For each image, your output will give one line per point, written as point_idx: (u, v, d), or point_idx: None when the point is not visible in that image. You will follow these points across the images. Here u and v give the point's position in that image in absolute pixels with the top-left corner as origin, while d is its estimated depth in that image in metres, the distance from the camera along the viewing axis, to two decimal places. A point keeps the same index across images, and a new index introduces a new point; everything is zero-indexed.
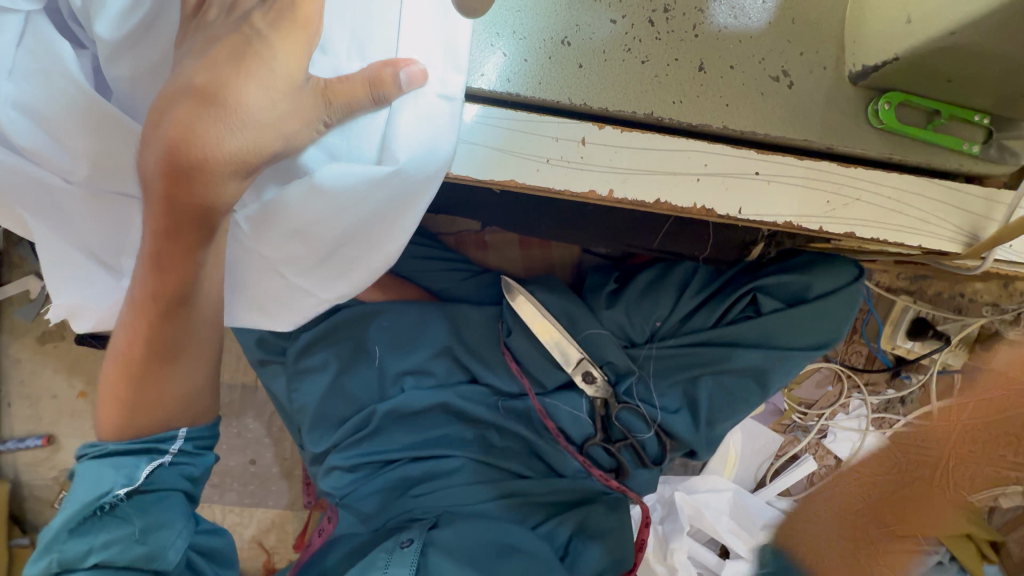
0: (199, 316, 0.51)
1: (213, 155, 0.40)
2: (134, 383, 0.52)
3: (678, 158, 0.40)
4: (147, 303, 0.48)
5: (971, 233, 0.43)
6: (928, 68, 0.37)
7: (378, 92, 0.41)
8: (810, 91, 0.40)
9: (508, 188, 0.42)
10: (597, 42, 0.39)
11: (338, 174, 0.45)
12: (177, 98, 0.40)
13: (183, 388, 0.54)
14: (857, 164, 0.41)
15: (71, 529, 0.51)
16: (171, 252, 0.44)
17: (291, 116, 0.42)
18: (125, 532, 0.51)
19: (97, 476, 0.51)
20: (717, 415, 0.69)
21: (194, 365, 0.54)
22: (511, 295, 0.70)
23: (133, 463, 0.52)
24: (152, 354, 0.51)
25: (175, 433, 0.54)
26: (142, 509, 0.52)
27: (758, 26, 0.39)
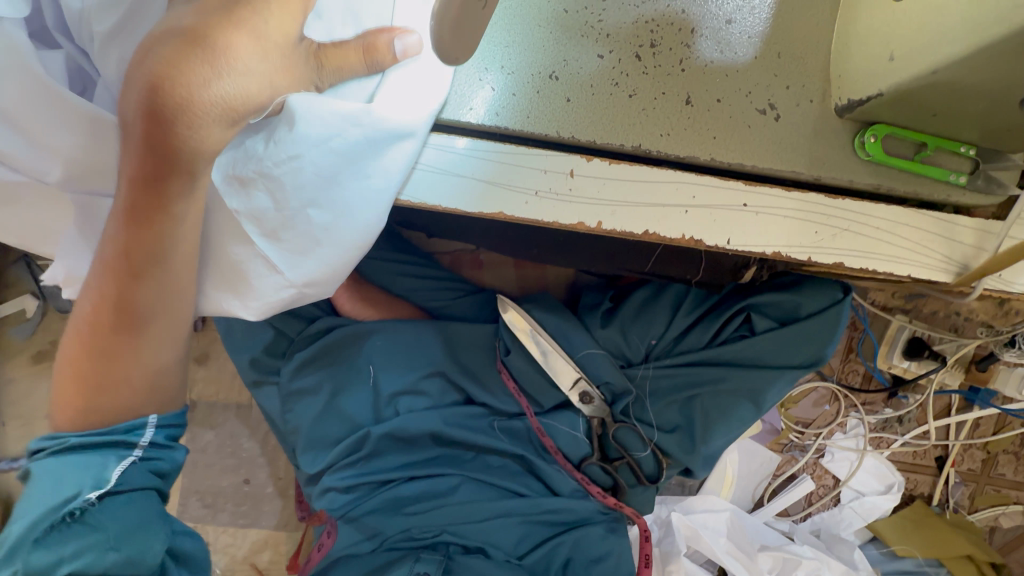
0: (174, 280, 0.46)
1: (201, 99, 0.36)
2: (98, 358, 0.47)
3: (666, 191, 0.40)
4: (118, 259, 0.43)
5: (961, 262, 0.42)
6: (914, 103, 0.37)
7: (372, 59, 0.41)
8: (796, 124, 0.40)
9: (498, 218, 0.42)
10: (584, 76, 0.40)
11: (331, 124, 0.41)
12: (163, 39, 0.36)
13: (155, 362, 0.49)
14: (844, 195, 0.42)
15: (35, 541, 0.46)
16: (147, 202, 0.40)
17: (283, 71, 0.39)
18: (96, 540, 0.47)
19: (59, 477, 0.47)
20: (712, 435, 0.68)
21: (167, 337, 0.48)
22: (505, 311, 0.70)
23: (100, 463, 0.48)
24: (122, 323, 0.46)
25: (145, 420, 0.50)
26: (113, 513, 0.47)
27: (744, 59, 0.40)
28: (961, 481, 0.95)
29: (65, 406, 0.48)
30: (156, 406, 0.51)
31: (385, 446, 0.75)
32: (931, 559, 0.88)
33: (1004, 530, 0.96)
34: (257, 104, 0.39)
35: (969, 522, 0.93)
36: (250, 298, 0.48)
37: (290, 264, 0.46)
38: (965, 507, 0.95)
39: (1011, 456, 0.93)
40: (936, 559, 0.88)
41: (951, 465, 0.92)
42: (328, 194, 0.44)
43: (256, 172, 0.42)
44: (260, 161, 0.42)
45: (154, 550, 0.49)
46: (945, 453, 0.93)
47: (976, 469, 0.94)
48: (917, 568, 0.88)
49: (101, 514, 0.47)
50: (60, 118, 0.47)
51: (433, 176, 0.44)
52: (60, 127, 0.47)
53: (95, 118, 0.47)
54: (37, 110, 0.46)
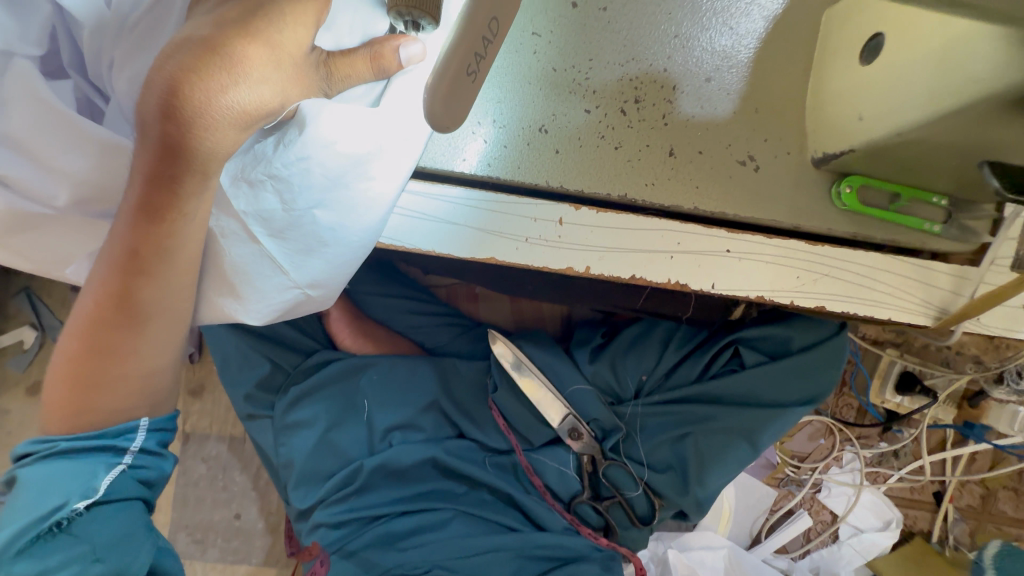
0: (183, 282, 0.42)
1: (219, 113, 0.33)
2: (96, 357, 0.44)
3: (652, 238, 0.42)
4: (123, 258, 0.39)
5: (940, 306, 0.44)
6: (885, 156, 0.38)
7: (380, 66, 0.38)
8: (775, 175, 0.42)
9: (490, 263, 0.44)
10: (572, 130, 0.41)
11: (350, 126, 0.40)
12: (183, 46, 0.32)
13: (153, 363, 0.46)
14: (823, 242, 0.43)
15: (17, 552, 0.45)
16: (159, 205, 0.37)
17: (296, 82, 0.36)
18: (82, 551, 0.46)
19: (46, 484, 0.45)
20: (708, 474, 0.68)
21: (169, 337, 0.46)
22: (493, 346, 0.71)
23: (90, 471, 0.46)
24: (119, 317, 0.42)
25: (137, 423, 0.48)
26: (100, 524, 0.46)
27: (724, 115, 0.42)
28: (961, 518, 0.93)
29: (57, 401, 0.46)
30: (147, 407, 0.49)
31: (377, 480, 0.74)
32: None
33: None
34: (269, 112, 0.36)
35: None
36: (252, 301, 0.45)
37: (296, 270, 0.44)
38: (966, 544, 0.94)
39: (1012, 493, 0.92)
40: None
41: (949, 501, 0.91)
42: (338, 199, 0.42)
43: (265, 176, 0.40)
44: (269, 165, 0.40)
45: (140, 563, 0.48)
46: (942, 488, 0.93)
47: (975, 505, 0.94)
48: None
49: (90, 524, 0.46)
50: (62, 135, 0.43)
51: (425, 224, 0.44)
52: (64, 146, 0.43)
53: (100, 135, 0.43)
54: (39, 127, 0.42)
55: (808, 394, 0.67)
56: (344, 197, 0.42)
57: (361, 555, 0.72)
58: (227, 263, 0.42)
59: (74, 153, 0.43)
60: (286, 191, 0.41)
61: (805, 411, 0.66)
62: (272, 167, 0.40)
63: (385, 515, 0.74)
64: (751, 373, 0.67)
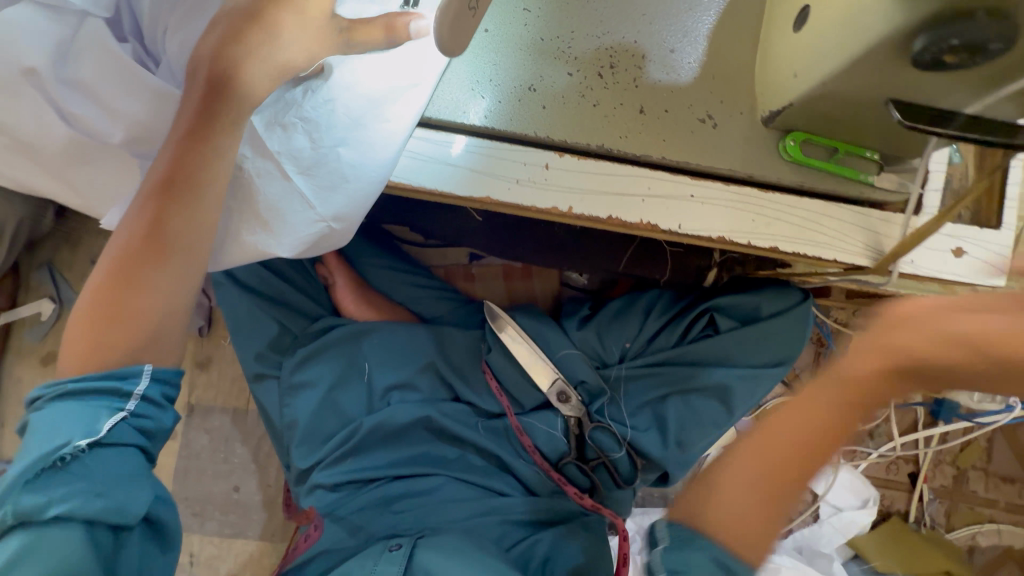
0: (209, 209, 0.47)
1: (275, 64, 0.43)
2: (117, 287, 0.46)
3: (626, 182, 0.48)
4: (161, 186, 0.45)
5: (876, 249, 0.50)
6: (819, 109, 0.45)
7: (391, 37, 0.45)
8: (729, 131, 0.49)
9: (484, 204, 0.49)
10: (556, 89, 0.48)
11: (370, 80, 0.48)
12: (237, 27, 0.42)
13: (168, 303, 0.47)
14: (775, 191, 0.50)
15: (27, 483, 0.44)
16: (199, 131, 0.44)
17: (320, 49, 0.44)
18: (81, 488, 0.44)
19: (57, 423, 0.45)
20: (687, 434, 0.74)
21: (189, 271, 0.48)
22: (496, 321, 0.79)
23: (94, 413, 0.45)
24: (150, 250, 0.46)
25: (140, 368, 0.47)
26: (99, 466, 0.45)
27: (686, 79, 0.49)
28: (934, 497, 0.97)
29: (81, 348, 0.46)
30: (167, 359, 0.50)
31: (375, 443, 0.78)
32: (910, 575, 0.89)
33: (982, 550, 0.97)
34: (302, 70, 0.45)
35: (946, 538, 0.95)
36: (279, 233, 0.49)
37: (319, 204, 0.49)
38: (942, 525, 0.97)
39: (980, 474, 0.98)
40: None
41: (922, 480, 0.95)
42: (356, 140, 0.49)
43: (297, 122, 0.48)
44: (301, 112, 0.48)
45: (139, 504, 0.47)
46: (915, 469, 0.97)
47: (948, 486, 0.98)
48: None
49: (89, 463, 0.45)
50: (121, 83, 0.50)
51: (428, 167, 0.49)
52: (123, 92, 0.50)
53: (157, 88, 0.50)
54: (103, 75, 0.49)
55: (777, 355, 0.73)
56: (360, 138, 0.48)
57: (357, 514, 0.75)
58: (261, 199, 0.48)
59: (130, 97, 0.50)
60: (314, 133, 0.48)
61: (774, 370, 0.73)
62: (304, 113, 0.48)
63: (380, 478, 0.77)
64: (725, 336, 0.73)
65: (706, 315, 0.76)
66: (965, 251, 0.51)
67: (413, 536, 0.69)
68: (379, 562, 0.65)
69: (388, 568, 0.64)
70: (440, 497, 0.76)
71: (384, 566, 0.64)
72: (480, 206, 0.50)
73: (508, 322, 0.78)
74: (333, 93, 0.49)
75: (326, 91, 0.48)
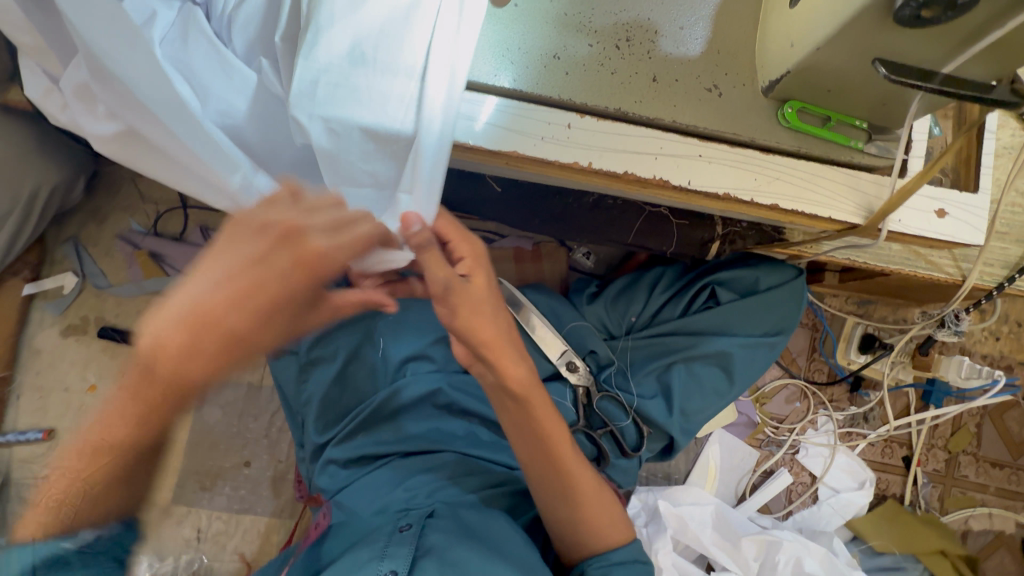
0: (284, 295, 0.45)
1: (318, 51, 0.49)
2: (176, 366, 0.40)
3: (640, 142, 0.53)
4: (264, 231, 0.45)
5: (867, 209, 0.55)
6: (813, 78, 0.50)
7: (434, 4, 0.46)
8: (733, 100, 0.54)
9: (511, 159, 0.54)
10: (578, 58, 0.53)
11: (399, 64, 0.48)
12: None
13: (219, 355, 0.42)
14: (775, 154, 0.55)
15: None
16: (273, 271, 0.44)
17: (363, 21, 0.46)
18: None
19: None
20: (690, 401, 0.80)
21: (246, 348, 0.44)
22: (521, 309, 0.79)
23: None
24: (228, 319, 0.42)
25: None
26: None
27: (695, 53, 0.54)
28: (929, 481, 1.00)
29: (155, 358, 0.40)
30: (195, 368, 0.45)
31: (389, 413, 0.81)
32: (907, 554, 0.91)
33: (976, 533, 1.00)
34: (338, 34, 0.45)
35: (941, 521, 0.97)
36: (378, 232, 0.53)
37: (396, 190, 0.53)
38: (937, 508, 1.00)
39: (971, 458, 1.01)
40: (913, 555, 0.91)
41: (916, 463, 0.98)
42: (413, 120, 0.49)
43: (349, 114, 0.49)
44: (350, 96, 0.48)
45: None
46: (909, 453, 1.00)
47: (941, 470, 1.01)
48: (895, 564, 0.90)
49: None
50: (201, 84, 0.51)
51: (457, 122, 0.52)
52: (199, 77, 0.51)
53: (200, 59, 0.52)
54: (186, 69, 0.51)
55: (773, 326, 0.80)
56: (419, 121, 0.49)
57: (369, 488, 0.76)
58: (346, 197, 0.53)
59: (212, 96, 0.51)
60: (368, 113, 0.49)
61: (770, 340, 0.80)
62: (351, 90, 0.48)
63: (389, 455, 0.78)
64: (725, 308, 0.79)
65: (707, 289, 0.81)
66: (947, 212, 0.56)
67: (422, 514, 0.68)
68: (390, 545, 0.63)
69: (400, 550, 0.62)
70: (446, 474, 0.76)
71: (394, 551, 0.62)
72: (507, 161, 0.54)
73: (533, 312, 0.79)
74: (378, 75, 0.48)
75: (367, 68, 0.48)
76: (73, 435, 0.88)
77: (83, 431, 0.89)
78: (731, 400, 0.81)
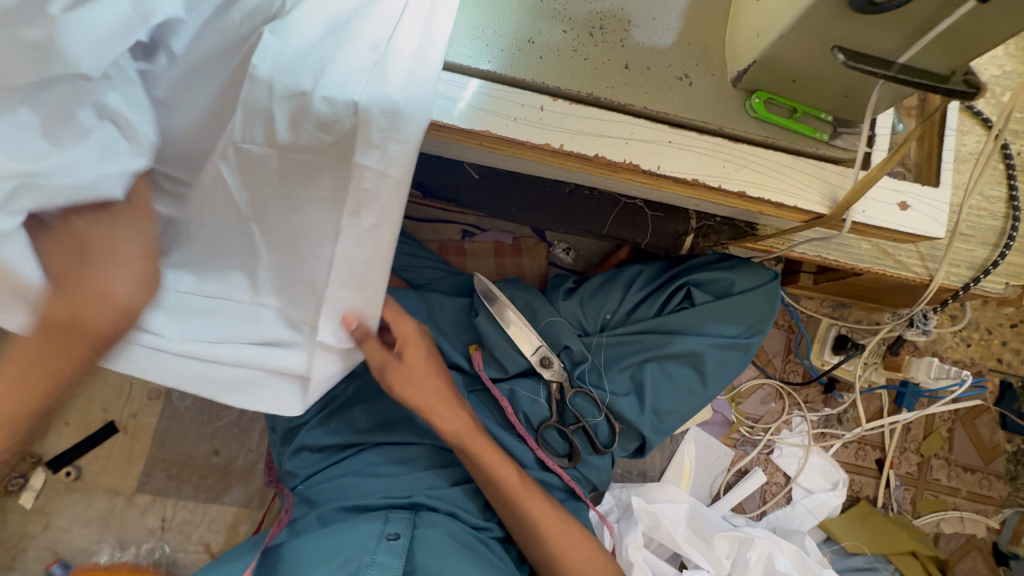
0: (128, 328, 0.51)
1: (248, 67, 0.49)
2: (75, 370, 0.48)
3: (611, 126, 0.54)
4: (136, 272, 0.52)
5: (831, 199, 0.57)
6: (780, 69, 0.52)
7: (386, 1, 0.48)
8: (703, 88, 0.56)
9: (484, 140, 0.54)
10: (552, 44, 0.54)
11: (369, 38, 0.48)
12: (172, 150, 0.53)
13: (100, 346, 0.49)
14: (743, 143, 0.56)
15: None
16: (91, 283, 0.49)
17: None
18: None
19: None
20: (663, 398, 0.81)
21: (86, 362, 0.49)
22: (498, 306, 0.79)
23: None
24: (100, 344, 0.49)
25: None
26: None
27: (666, 43, 0.55)
28: (901, 484, 1.01)
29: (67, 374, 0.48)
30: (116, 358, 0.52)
31: (358, 400, 0.79)
32: (878, 555, 0.91)
33: (946, 536, 1.01)
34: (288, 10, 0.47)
35: (913, 523, 0.98)
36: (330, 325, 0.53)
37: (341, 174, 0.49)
38: (909, 511, 1.01)
39: (943, 462, 1.02)
40: (884, 556, 0.91)
41: (888, 465, 0.99)
42: (396, 96, 0.46)
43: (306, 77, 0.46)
44: (323, 62, 0.47)
45: None
46: (882, 455, 1.01)
47: (913, 473, 1.01)
48: (866, 565, 0.90)
49: None
50: (109, 134, 0.46)
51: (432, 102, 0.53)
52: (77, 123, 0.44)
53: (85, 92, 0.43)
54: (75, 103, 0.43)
55: (748, 329, 0.81)
56: (399, 91, 0.46)
57: (335, 481, 0.76)
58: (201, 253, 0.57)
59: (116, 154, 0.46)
60: (331, 85, 0.46)
61: (743, 342, 0.80)
62: (323, 57, 0.47)
63: (361, 444, 0.78)
64: (699, 308, 0.80)
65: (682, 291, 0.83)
66: (909, 205, 0.57)
67: (410, 520, 0.70)
68: (378, 552, 0.65)
69: (389, 560, 0.65)
70: (419, 467, 0.76)
71: (385, 557, 0.65)
72: (481, 142, 0.55)
73: (508, 307, 0.78)
74: (348, 46, 0.47)
75: (343, 41, 0.48)
76: None
77: None
78: (704, 401, 0.82)
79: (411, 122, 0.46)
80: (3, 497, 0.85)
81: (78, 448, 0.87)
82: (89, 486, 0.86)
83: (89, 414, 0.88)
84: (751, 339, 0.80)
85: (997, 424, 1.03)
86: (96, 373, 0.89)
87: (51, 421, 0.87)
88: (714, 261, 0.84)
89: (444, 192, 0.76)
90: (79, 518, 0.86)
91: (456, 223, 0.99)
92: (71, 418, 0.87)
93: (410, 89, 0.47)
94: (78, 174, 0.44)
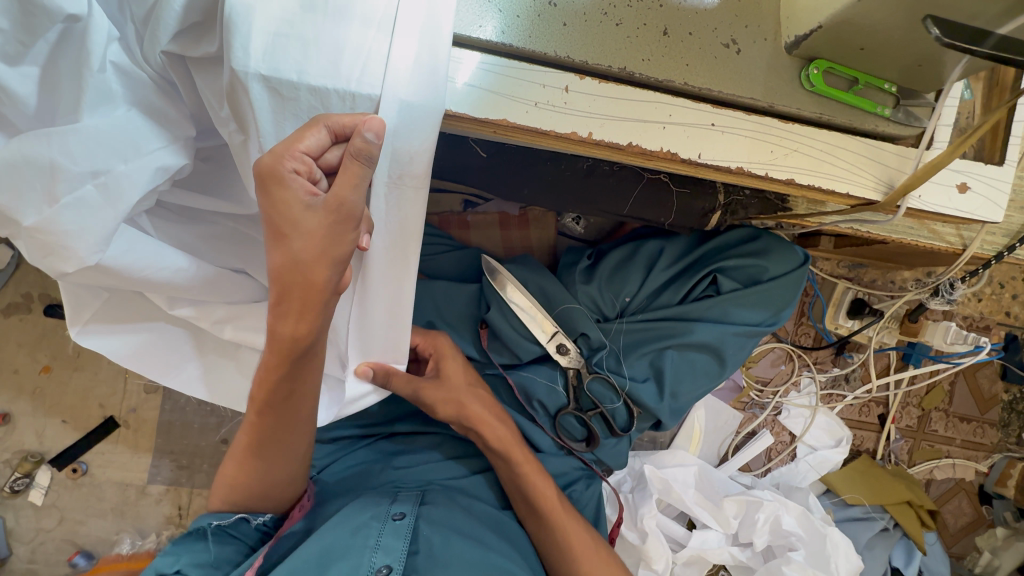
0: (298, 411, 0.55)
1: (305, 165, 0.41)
2: (249, 459, 0.58)
3: (648, 109, 0.47)
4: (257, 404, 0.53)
5: (887, 183, 0.51)
6: (847, 35, 0.44)
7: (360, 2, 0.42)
8: (753, 57, 0.47)
9: (499, 129, 0.46)
10: (578, 7, 0.45)
11: (363, 28, 0.43)
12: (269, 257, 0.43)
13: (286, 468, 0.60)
14: (794, 122, 0.49)
15: None
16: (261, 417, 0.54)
17: None
18: None
19: None
20: (680, 384, 0.80)
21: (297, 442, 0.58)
22: (500, 282, 0.77)
23: None
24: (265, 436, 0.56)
25: None
26: None
27: (710, 2, 0.47)
28: (900, 437, 1.04)
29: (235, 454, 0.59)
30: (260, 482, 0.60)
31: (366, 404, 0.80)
32: (875, 505, 0.95)
33: (938, 482, 1.06)
34: None
35: (908, 472, 1.02)
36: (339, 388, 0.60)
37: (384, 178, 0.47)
38: (905, 461, 1.05)
39: (942, 414, 1.05)
40: (881, 505, 0.95)
41: (891, 421, 1.02)
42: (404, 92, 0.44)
43: (293, 74, 0.42)
44: (303, 50, 0.42)
45: None
46: (885, 410, 1.03)
47: (912, 426, 1.05)
48: (864, 515, 0.95)
49: None
50: (136, 132, 0.45)
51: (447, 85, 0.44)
52: (108, 153, 0.44)
53: (121, 121, 0.45)
54: (61, 76, 0.43)
55: (769, 317, 0.79)
56: (405, 88, 0.43)
57: (350, 477, 0.76)
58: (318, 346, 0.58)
59: (151, 153, 0.46)
60: (321, 74, 0.43)
61: (765, 329, 0.79)
62: (308, 37, 0.42)
63: (373, 435, 0.80)
64: (723, 297, 0.78)
65: (708, 275, 0.80)
66: (970, 186, 0.52)
67: (415, 503, 0.67)
68: (383, 534, 0.62)
69: (395, 542, 0.61)
70: (439, 454, 0.78)
71: (389, 539, 0.61)
72: (493, 131, 0.47)
73: (510, 280, 0.76)
74: (332, 21, 0.42)
75: (342, 27, 0.42)
76: (30, 419, 0.83)
77: (40, 414, 0.83)
78: (718, 384, 0.82)
79: (424, 123, 0.44)
80: (11, 496, 0.84)
81: (80, 445, 0.84)
82: (98, 481, 0.85)
83: (87, 411, 0.84)
84: (769, 327, 0.80)
85: (998, 375, 1.05)
86: (86, 370, 0.84)
87: (45, 419, 0.83)
88: (747, 241, 0.79)
89: (448, 171, 0.69)
90: (92, 511, 0.86)
91: (456, 193, 0.92)
92: (67, 414, 0.84)
93: (423, 92, 0.43)
94: (130, 183, 0.45)
